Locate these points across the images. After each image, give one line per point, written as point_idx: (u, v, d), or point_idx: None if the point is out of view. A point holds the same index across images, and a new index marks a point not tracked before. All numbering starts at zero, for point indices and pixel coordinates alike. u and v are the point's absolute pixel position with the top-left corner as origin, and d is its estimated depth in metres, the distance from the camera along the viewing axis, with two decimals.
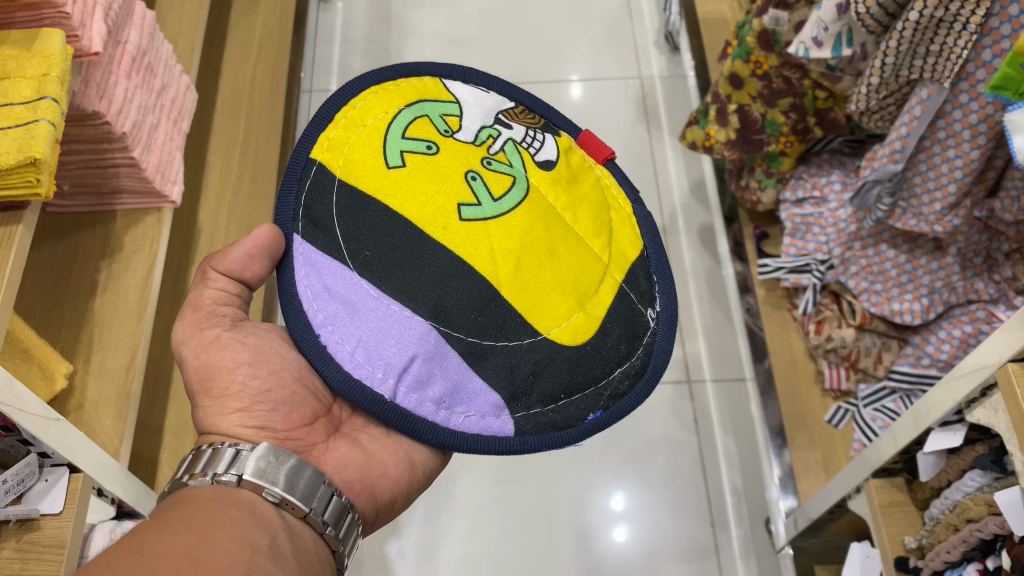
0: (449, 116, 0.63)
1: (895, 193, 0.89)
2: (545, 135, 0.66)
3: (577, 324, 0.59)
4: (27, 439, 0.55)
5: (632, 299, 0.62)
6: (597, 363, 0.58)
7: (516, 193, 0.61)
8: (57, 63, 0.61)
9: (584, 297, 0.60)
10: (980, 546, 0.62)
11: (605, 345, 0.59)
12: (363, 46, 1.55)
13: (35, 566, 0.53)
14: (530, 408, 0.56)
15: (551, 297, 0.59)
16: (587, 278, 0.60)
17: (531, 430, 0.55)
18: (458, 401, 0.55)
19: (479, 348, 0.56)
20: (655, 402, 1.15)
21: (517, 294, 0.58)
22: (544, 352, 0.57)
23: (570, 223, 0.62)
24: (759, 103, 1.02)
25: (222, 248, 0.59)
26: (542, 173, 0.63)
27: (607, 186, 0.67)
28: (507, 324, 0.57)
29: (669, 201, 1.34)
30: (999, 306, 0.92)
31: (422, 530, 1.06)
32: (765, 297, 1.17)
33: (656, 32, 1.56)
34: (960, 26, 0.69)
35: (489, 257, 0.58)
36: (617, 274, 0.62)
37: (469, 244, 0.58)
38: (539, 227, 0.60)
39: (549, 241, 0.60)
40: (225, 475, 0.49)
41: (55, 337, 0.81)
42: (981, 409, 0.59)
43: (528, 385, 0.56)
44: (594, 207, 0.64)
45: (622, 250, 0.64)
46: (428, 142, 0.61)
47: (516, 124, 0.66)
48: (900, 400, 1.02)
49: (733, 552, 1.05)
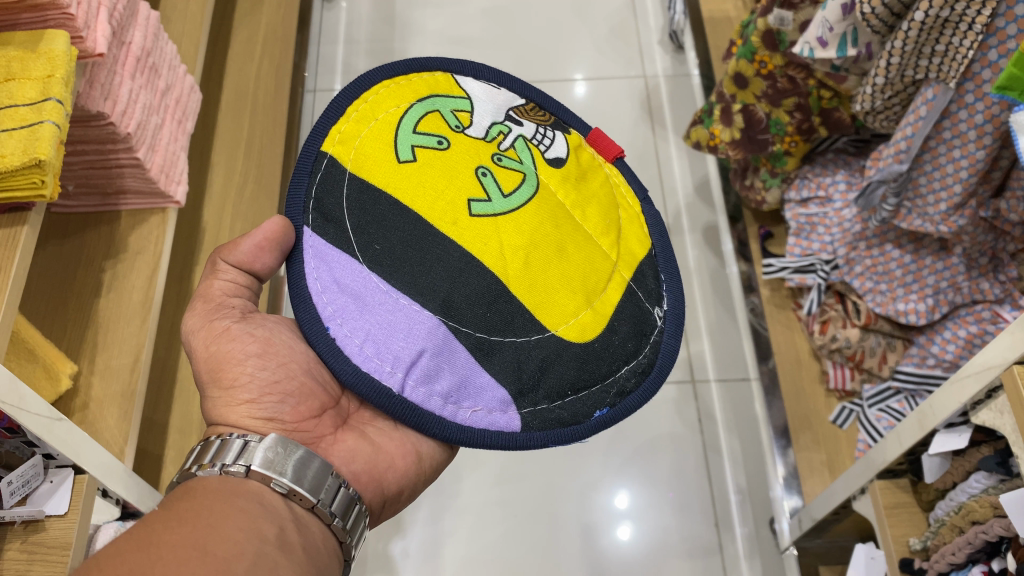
0: (460, 111, 0.63)
1: (900, 193, 0.88)
2: (555, 133, 0.66)
3: (585, 321, 0.59)
4: (32, 440, 0.55)
5: (640, 297, 0.62)
6: (603, 360, 0.58)
7: (525, 190, 0.61)
8: (62, 64, 0.61)
9: (592, 294, 0.60)
10: (985, 548, 0.62)
11: (613, 343, 0.59)
12: (367, 46, 1.55)
13: (39, 569, 0.53)
14: (536, 404, 0.56)
15: (560, 293, 0.59)
16: (595, 276, 0.60)
17: (538, 426, 0.55)
18: (465, 396, 0.55)
19: (487, 344, 0.56)
20: (659, 402, 1.15)
21: (526, 291, 0.58)
22: (551, 349, 0.57)
23: (579, 221, 0.62)
24: (764, 102, 1.02)
25: (230, 239, 0.59)
26: (552, 170, 0.63)
27: (616, 185, 0.66)
28: (515, 321, 0.57)
29: (673, 201, 1.34)
30: (1005, 306, 0.91)
31: (426, 529, 1.06)
32: (770, 297, 1.19)
33: (661, 31, 1.56)
34: (966, 26, 0.69)
35: (499, 252, 0.58)
36: (625, 272, 0.62)
37: (479, 240, 0.58)
38: (548, 224, 0.60)
39: (558, 239, 0.60)
40: (233, 466, 0.49)
41: (60, 338, 0.81)
42: (987, 411, 0.59)
43: (535, 380, 0.56)
44: (603, 205, 0.64)
45: (631, 248, 0.64)
46: (439, 137, 0.60)
47: (527, 121, 0.65)
48: (904, 399, 1.01)
49: (737, 553, 1.05)
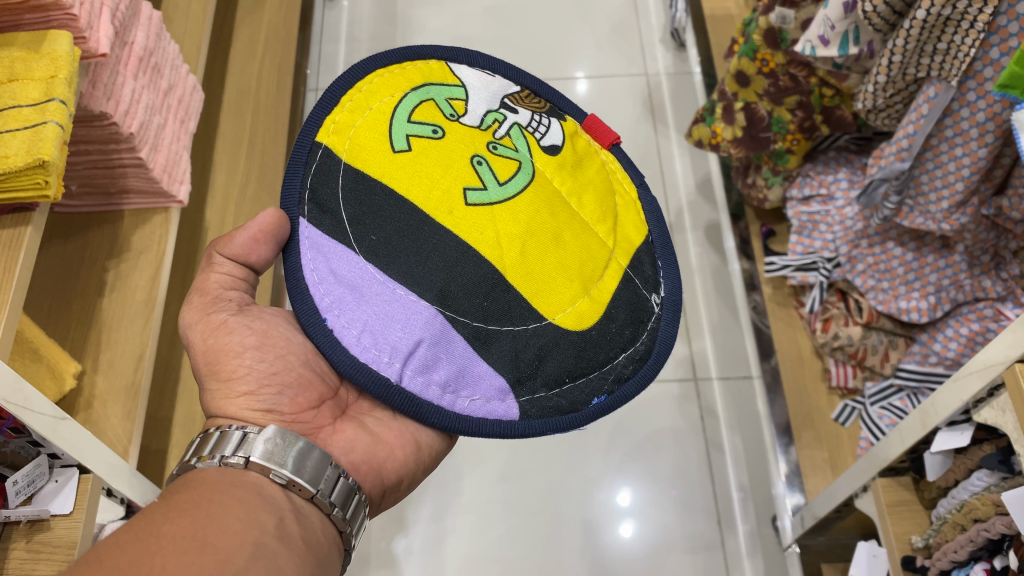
0: (454, 99, 0.63)
1: (901, 191, 0.88)
2: (551, 120, 0.66)
3: (583, 309, 0.59)
4: (37, 440, 0.55)
5: (636, 284, 0.62)
6: (601, 348, 0.58)
7: (521, 178, 0.61)
8: (65, 65, 0.61)
9: (589, 282, 0.60)
10: (987, 547, 0.62)
11: (610, 330, 0.59)
12: (369, 44, 1.54)
13: (44, 568, 0.54)
14: (535, 392, 0.56)
15: (557, 282, 0.59)
16: (592, 264, 0.61)
17: (536, 415, 0.56)
18: (463, 385, 0.55)
19: (484, 333, 0.56)
20: (662, 400, 1.15)
21: (522, 279, 0.58)
22: (549, 337, 0.57)
23: (575, 208, 0.62)
24: (766, 100, 1.02)
25: (227, 233, 0.59)
26: (547, 158, 0.63)
27: (612, 170, 0.67)
28: (512, 310, 0.57)
29: (675, 199, 1.34)
30: (1007, 304, 0.91)
31: (428, 528, 1.06)
32: (771, 295, 1.20)
33: (662, 29, 1.56)
34: (968, 24, 0.69)
35: (495, 241, 0.58)
36: (621, 259, 0.62)
37: (475, 228, 0.58)
38: (544, 212, 0.60)
39: (554, 227, 0.60)
40: (232, 457, 0.49)
41: (64, 336, 0.81)
42: (988, 409, 0.59)
43: (533, 368, 0.56)
44: (599, 192, 0.64)
45: (628, 234, 0.64)
46: (434, 126, 0.61)
47: (521, 108, 0.66)
48: (908, 397, 1.00)
49: (739, 551, 1.05)
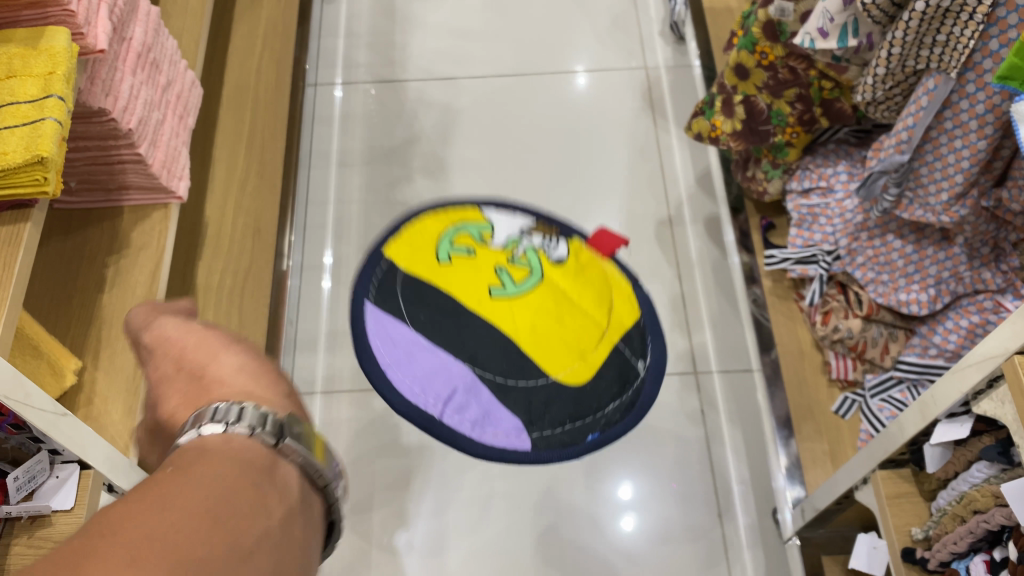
0: (484, 234, 0.87)
1: (901, 183, 0.88)
2: (560, 241, 0.87)
3: (578, 371, 0.77)
4: (37, 436, 0.55)
5: (626, 354, 0.80)
6: (593, 399, 0.76)
7: (533, 282, 0.83)
8: (63, 61, 0.61)
9: (585, 352, 0.79)
10: (986, 538, 0.63)
11: (600, 387, 0.77)
12: (368, 39, 1.56)
13: (47, 564, 0.54)
14: (543, 430, 0.74)
15: (559, 350, 0.78)
16: (588, 338, 0.80)
17: (545, 448, 0.72)
18: (488, 424, 0.74)
19: (503, 385, 0.76)
20: (664, 392, 1.15)
21: (533, 346, 0.78)
22: (552, 390, 0.76)
23: (578, 301, 0.82)
24: (765, 93, 1.02)
25: None
26: (556, 269, 0.85)
27: (611, 275, 0.86)
28: (526, 368, 0.77)
29: (674, 190, 1.35)
30: (1007, 296, 0.91)
31: (430, 522, 1.07)
32: (771, 288, 1.20)
33: (662, 22, 1.56)
34: (967, 16, 0.70)
35: (513, 322, 0.80)
36: (614, 336, 0.81)
37: (497, 313, 0.80)
38: (550, 305, 0.82)
39: (558, 313, 0.81)
40: (222, 427, 0.37)
41: (64, 335, 0.80)
42: (988, 401, 0.60)
43: (542, 412, 0.75)
44: (598, 291, 0.84)
45: (621, 318, 0.82)
46: (469, 248, 0.85)
47: (535, 237, 0.87)
48: (908, 389, 0.98)
49: (740, 542, 1.05)
